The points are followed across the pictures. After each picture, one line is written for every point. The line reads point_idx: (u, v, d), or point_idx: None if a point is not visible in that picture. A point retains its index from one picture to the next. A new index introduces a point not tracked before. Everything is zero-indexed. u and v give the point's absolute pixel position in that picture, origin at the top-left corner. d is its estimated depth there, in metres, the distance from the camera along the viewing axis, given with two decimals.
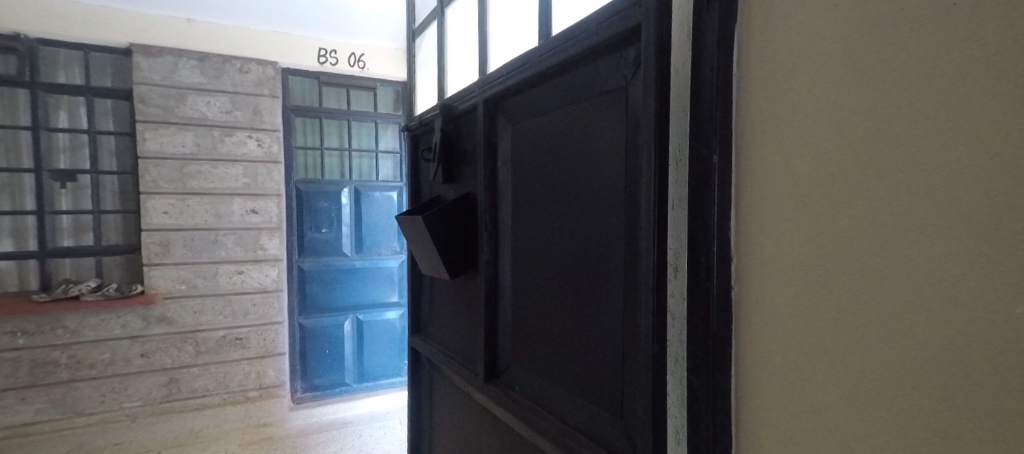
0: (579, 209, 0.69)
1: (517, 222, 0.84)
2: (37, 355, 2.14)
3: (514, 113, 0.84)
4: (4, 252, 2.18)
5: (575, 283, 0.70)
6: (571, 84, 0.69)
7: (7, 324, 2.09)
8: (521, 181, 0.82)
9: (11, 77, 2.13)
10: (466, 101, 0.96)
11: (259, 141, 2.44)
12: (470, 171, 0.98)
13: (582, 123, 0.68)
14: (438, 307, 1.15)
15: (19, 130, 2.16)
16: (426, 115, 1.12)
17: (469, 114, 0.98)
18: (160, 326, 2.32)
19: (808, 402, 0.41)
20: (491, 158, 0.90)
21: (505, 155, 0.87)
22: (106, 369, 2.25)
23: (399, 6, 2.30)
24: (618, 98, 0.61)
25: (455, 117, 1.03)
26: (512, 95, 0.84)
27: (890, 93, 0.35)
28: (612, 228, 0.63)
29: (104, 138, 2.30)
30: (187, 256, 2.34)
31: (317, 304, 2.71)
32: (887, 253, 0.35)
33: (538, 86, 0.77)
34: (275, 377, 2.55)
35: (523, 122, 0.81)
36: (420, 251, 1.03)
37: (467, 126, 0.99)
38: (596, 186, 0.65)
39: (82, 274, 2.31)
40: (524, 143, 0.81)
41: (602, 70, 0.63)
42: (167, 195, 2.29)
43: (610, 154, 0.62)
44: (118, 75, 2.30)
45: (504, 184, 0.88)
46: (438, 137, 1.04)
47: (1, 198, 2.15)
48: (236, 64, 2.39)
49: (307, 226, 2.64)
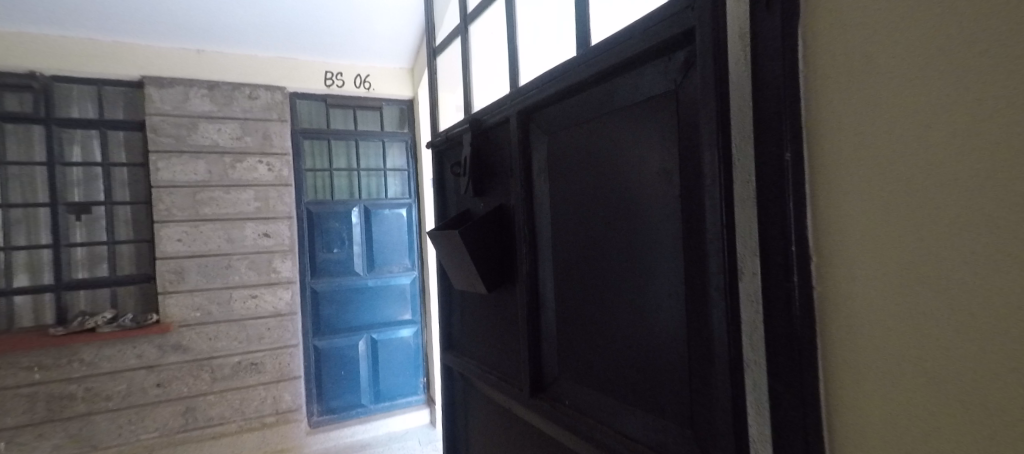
0: (632, 217, 0.69)
1: (556, 229, 0.85)
2: (54, 389, 2.13)
3: (548, 124, 0.85)
4: (19, 287, 2.17)
5: (632, 293, 0.70)
6: (614, 94, 0.70)
7: (25, 359, 2.08)
8: (560, 190, 0.83)
9: (26, 115, 2.15)
10: (496, 115, 0.97)
11: (270, 166, 2.46)
12: (502, 183, 0.99)
13: (627, 130, 0.68)
14: (472, 324, 1.15)
15: (35, 166, 2.18)
16: (451, 130, 1.14)
17: (499, 127, 0.99)
18: (176, 355, 2.30)
19: (915, 412, 0.38)
20: (527, 168, 0.90)
21: (541, 164, 0.87)
22: (122, 400, 2.23)
23: (403, 11, 2.39)
24: (667, 104, 0.61)
25: (485, 132, 1.04)
26: (546, 105, 0.85)
27: (981, 78, 0.34)
28: (672, 234, 0.62)
29: (118, 170, 2.31)
30: (200, 283, 2.33)
31: (331, 325, 2.70)
32: (1001, 246, 0.33)
33: (575, 95, 0.78)
34: (291, 401, 2.52)
35: (561, 132, 0.82)
36: (455, 267, 1.04)
37: (497, 138, 1.00)
38: (648, 193, 0.66)
39: (97, 306, 2.30)
40: (565, 151, 0.81)
41: (647, 76, 0.64)
42: (180, 223, 2.29)
43: (663, 161, 0.63)
44: (130, 107, 2.32)
45: (541, 192, 0.88)
46: (466, 151, 1.05)
47: (18, 233, 2.17)
48: (244, 91, 2.41)
49: (319, 246, 2.65)
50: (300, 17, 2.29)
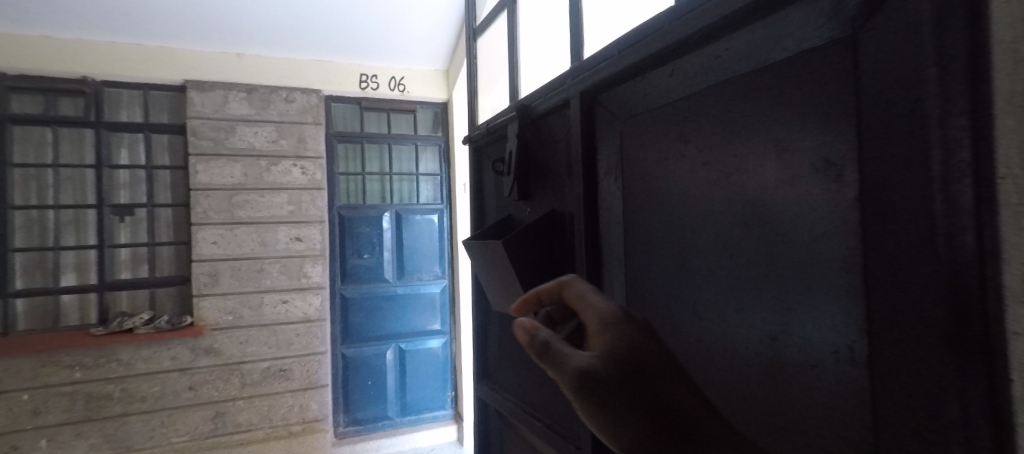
0: (755, 239, 0.47)
1: (630, 240, 0.66)
2: (92, 389, 2.14)
3: (619, 107, 0.68)
4: (66, 287, 2.21)
5: (747, 345, 0.48)
6: (723, 62, 0.50)
7: (66, 357, 2.11)
8: (638, 190, 0.65)
9: (78, 118, 2.21)
10: (553, 100, 0.83)
11: (303, 169, 2.43)
12: (556, 180, 0.85)
13: (749, 110, 0.47)
14: (509, 348, 1.03)
15: (84, 168, 2.23)
16: (494, 122, 1.02)
17: (554, 114, 0.85)
18: (207, 358, 2.28)
19: None
20: (588, 163, 0.73)
21: (611, 157, 0.70)
22: (155, 402, 2.22)
23: (439, 9, 2.31)
24: (823, 65, 0.39)
25: (535, 122, 0.91)
26: (620, 84, 0.67)
27: None
28: (844, 268, 0.38)
29: (160, 172, 2.34)
30: (233, 286, 2.31)
31: (361, 334, 2.64)
32: None
33: (665, 67, 0.59)
34: (318, 410, 2.45)
35: (638, 114, 0.64)
36: (494, 281, 0.91)
37: (550, 130, 0.87)
38: (780, 205, 0.44)
39: (137, 307, 2.32)
40: (646, 140, 0.63)
41: (795, 23, 0.42)
42: (216, 226, 2.29)
43: (818, 154, 0.40)
44: (174, 111, 2.34)
45: (607, 193, 0.71)
46: (511, 144, 0.93)
47: (68, 233, 2.21)
48: (282, 94, 2.40)
49: (349, 252, 2.60)
50: (335, 17, 2.25)
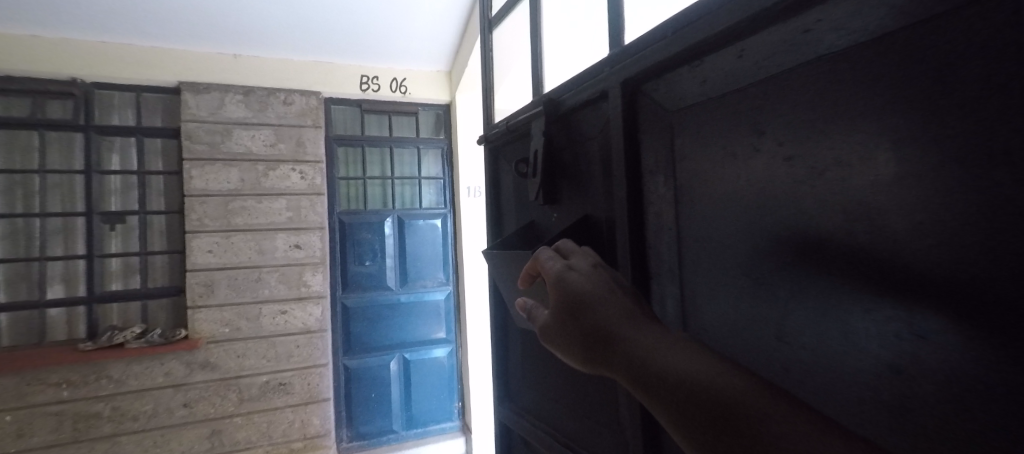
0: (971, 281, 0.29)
1: (693, 267, 0.50)
2: (81, 407, 2.03)
3: (676, 95, 0.51)
4: (53, 299, 2.10)
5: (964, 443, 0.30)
6: (849, 23, 0.35)
7: (53, 375, 1.99)
8: (712, 204, 0.47)
9: (67, 122, 2.11)
10: (588, 90, 0.64)
11: (303, 174, 2.35)
12: (592, 190, 0.66)
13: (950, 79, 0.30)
14: (529, 370, 0.89)
15: (73, 174, 2.13)
16: (517, 118, 0.84)
17: (587, 109, 0.66)
18: (203, 373, 2.18)
19: None
20: (631, 167, 0.56)
21: (662, 160, 0.53)
22: (148, 421, 2.11)
23: (444, 12, 2.25)
24: (964, 31, 0.29)
25: (564, 118, 0.72)
26: (675, 66, 0.50)
27: None
28: (898, 284, 0.32)
29: (154, 178, 2.24)
30: (230, 297, 2.22)
31: (363, 344, 2.54)
32: None
33: (767, 33, 0.41)
34: (320, 425, 2.35)
35: (705, 103, 0.47)
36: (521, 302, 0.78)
37: (582, 127, 0.68)
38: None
39: (129, 321, 2.21)
40: (720, 134, 0.46)
41: None
42: (211, 234, 2.20)
43: None
44: (167, 115, 2.25)
45: (653, 206, 0.55)
46: (535, 143, 0.75)
47: (55, 242, 2.11)
48: (280, 96, 2.32)
49: (350, 259, 2.51)
50: (336, 19, 2.18)
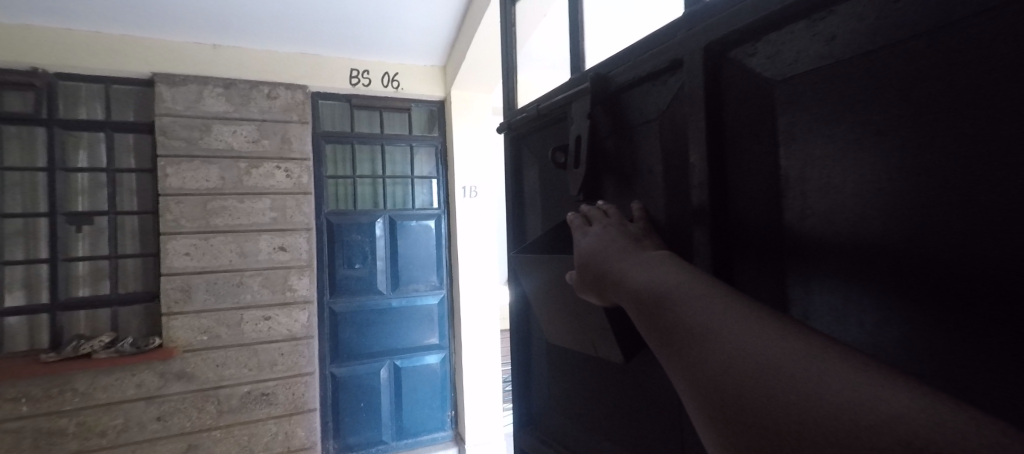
0: None
1: (800, 270, 0.42)
2: (42, 424, 1.87)
3: (787, 60, 0.43)
4: (14, 307, 1.93)
5: None
6: None
7: (10, 389, 1.83)
8: (826, 190, 0.40)
9: (28, 115, 1.95)
10: (652, 62, 0.56)
11: (288, 172, 2.22)
12: (652, 178, 0.58)
13: None
14: (556, 384, 0.82)
15: (35, 172, 1.97)
16: (551, 99, 0.76)
17: (649, 83, 0.58)
18: (178, 384, 2.03)
19: None
20: (714, 150, 0.48)
21: (758, 142, 0.46)
22: (118, 437, 1.96)
23: (441, 13, 2.13)
24: None
25: (615, 98, 0.64)
26: (787, 21, 0.43)
27: None
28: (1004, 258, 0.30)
29: (125, 176, 2.09)
30: (209, 303, 2.08)
31: (352, 351, 2.43)
32: None
33: None
34: (305, 437, 2.22)
35: (830, 67, 0.40)
36: (550, 307, 0.68)
37: (639, 107, 0.59)
38: None
39: (97, 329, 2.05)
40: (838, 112, 0.39)
41: None
42: (189, 235, 2.06)
43: None
44: (141, 108, 2.10)
45: (742, 195, 0.47)
46: (577, 127, 0.67)
47: (16, 245, 1.94)
48: (263, 90, 2.20)
49: (339, 262, 2.40)
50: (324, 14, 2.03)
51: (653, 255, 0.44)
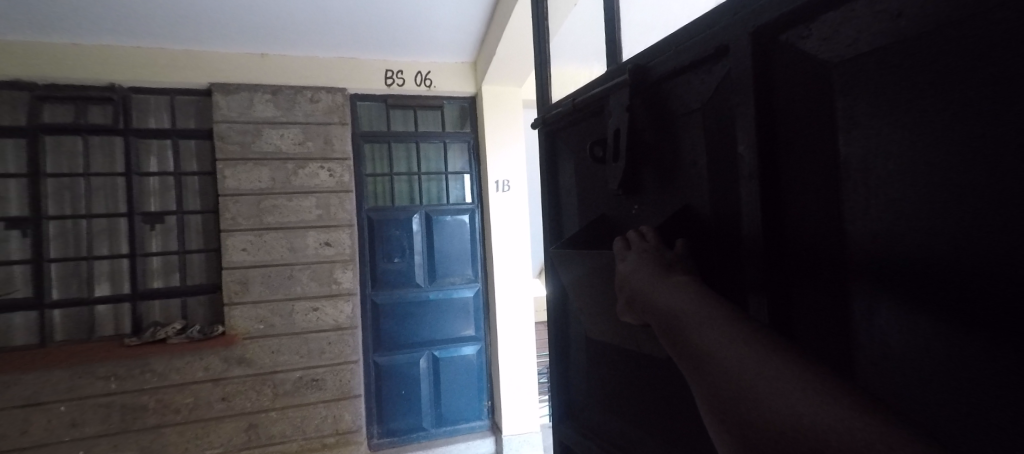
0: None
1: (859, 273, 0.40)
2: (128, 400, 2.11)
3: (846, 41, 0.40)
4: (101, 296, 2.19)
5: None
6: None
7: (101, 369, 2.08)
8: (888, 185, 0.38)
9: (107, 126, 2.18)
10: (694, 49, 0.54)
11: (331, 171, 2.35)
12: (696, 170, 0.56)
13: None
14: None
15: (116, 176, 2.21)
16: (588, 93, 0.75)
17: (690, 72, 0.56)
18: (239, 368, 2.22)
19: None
20: (764, 144, 0.47)
21: (814, 135, 0.44)
22: (190, 413, 2.18)
23: (471, 14, 2.13)
24: None
25: (656, 88, 0.62)
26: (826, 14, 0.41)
27: None
28: None
29: (189, 179, 2.30)
30: (263, 294, 2.25)
31: (394, 341, 2.54)
32: None
33: None
34: (351, 421, 2.36)
35: (898, 45, 0.37)
36: (588, 300, 0.69)
37: (681, 97, 0.58)
38: None
39: (170, 317, 2.28)
40: (890, 109, 0.38)
41: None
42: (245, 232, 2.23)
43: None
44: (200, 116, 2.30)
45: (795, 195, 0.46)
46: (615, 121, 0.66)
47: (101, 242, 2.20)
48: (307, 94, 2.33)
49: (380, 256, 2.51)
50: (349, 23, 2.09)
51: (677, 280, 0.47)
